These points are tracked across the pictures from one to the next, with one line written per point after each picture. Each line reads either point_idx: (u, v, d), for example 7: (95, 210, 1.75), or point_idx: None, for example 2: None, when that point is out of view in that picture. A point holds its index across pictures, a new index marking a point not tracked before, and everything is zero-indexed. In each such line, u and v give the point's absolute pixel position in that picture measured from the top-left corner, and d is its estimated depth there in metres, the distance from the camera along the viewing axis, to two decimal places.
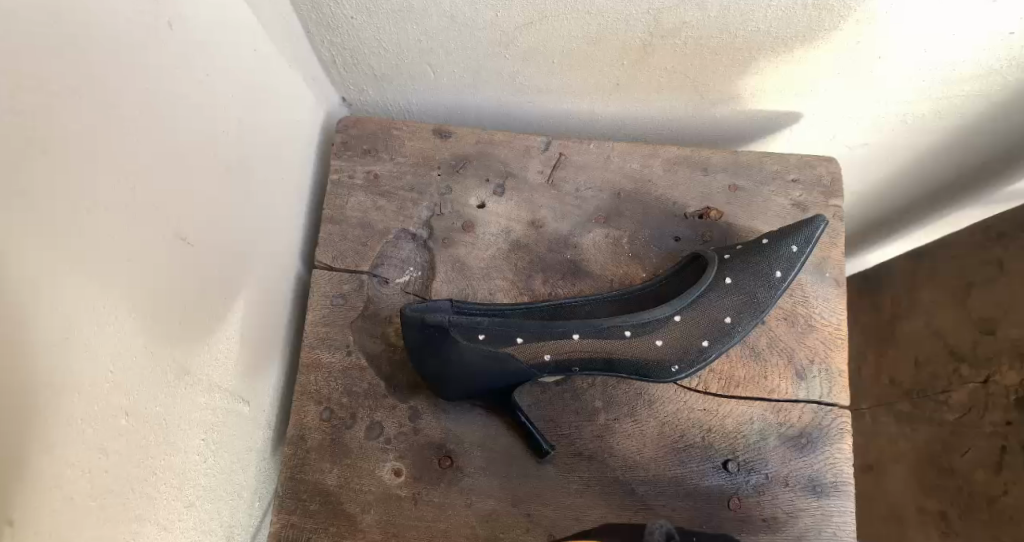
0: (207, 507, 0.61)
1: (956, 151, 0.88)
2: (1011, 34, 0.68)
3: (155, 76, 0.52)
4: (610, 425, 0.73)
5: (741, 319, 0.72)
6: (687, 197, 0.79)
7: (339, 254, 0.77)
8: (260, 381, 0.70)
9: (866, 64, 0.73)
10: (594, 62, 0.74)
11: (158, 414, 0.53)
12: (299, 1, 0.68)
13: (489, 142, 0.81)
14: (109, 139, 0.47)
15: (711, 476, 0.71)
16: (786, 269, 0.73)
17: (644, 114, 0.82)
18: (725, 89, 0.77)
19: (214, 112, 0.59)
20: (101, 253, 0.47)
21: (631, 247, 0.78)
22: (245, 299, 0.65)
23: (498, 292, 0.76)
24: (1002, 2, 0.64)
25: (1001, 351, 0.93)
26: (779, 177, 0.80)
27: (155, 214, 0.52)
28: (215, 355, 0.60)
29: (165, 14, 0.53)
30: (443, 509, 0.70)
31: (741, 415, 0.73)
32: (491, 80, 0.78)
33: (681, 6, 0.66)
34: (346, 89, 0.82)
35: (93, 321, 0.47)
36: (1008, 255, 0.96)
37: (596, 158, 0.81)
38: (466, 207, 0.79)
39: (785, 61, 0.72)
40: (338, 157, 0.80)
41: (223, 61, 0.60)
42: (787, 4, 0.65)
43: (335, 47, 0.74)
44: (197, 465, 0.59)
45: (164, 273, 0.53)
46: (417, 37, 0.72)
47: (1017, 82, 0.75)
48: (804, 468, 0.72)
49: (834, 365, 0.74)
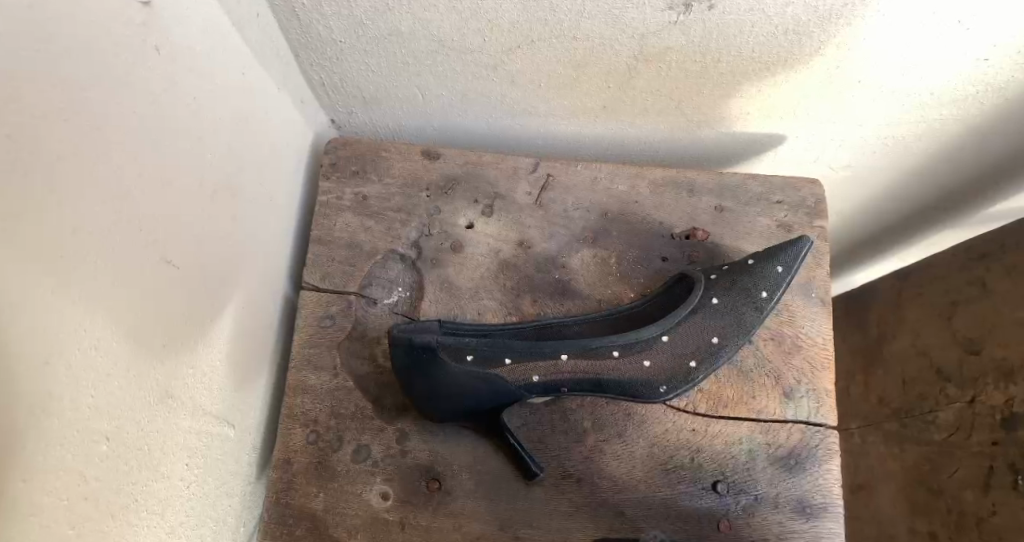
0: (191, 533, 0.60)
1: (936, 175, 0.90)
2: (985, 60, 0.70)
3: (144, 100, 0.52)
4: (599, 445, 0.72)
5: (729, 341, 0.73)
6: (674, 218, 0.80)
7: (328, 275, 0.77)
8: (247, 405, 0.69)
9: (848, 89, 0.74)
10: (581, 85, 0.75)
11: (140, 438, 0.52)
12: (288, 25, 0.69)
13: (478, 163, 0.81)
14: (96, 157, 0.47)
15: (701, 498, 0.71)
16: (772, 288, 0.74)
17: (631, 136, 0.83)
18: (712, 112, 0.78)
19: (203, 134, 0.59)
20: (88, 275, 0.47)
21: (619, 267, 0.78)
22: (233, 319, 0.65)
23: (487, 312, 0.76)
24: (977, 30, 0.66)
25: (985, 371, 0.95)
26: (765, 198, 0.81)
27: (139, 237, 0.51)
28: (200, 376, 0.60)
29: (153, 37, 0.53)
30: (431, 533, 0.70)
31: (730, 435, 0.73)
32: (479, 102, 0.79)
33: (666, 32, 0.67)
34: (335, 111, 0.82)
35: (78, 338, 0.46)
36: (990, 275, 0.98)
37: (583, 179, 0.81)
38: (454, 227, 0.79)
39: (767, 86, 0.74)
40: (327, 178, 0.80)
41: (215, 84, 0.61)
42: (769, 29, 0.67)
43: (325, 71, 0.75)
44: (180, 490, 0.58)
45: (152, 295, 0.53)
46: (405, 61, 0.73)
47: (994, 107, 0.77)
48: (794, 489, 0.72)
49: (821, 385, 0.74)
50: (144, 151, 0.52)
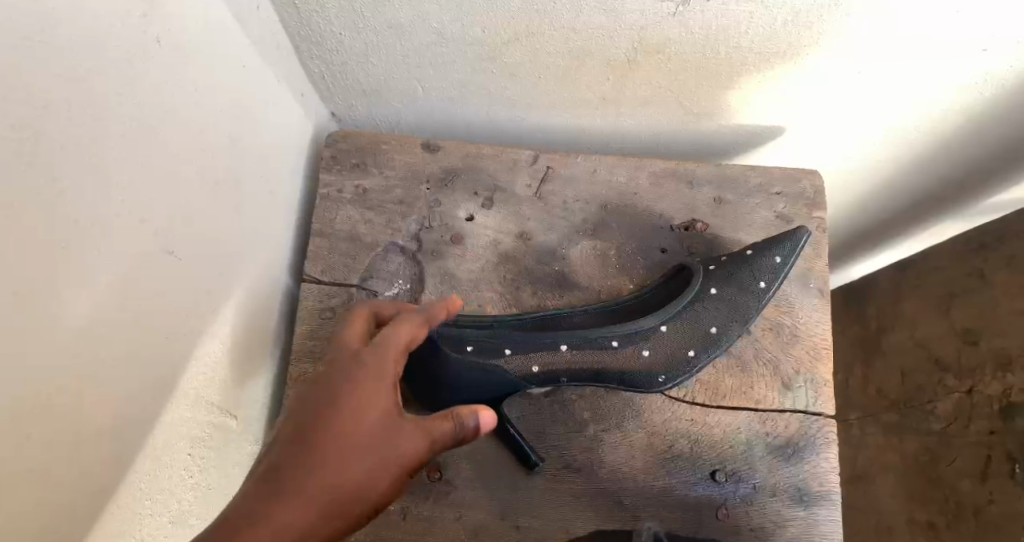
0: (194, 522, 0.61)
1: (934, 166, 0.90)
2: (984, 50, 0.70)
3: (146, 91, 0.52)
4: (599, 436, 0.73)
5: (727, 331, 0.73)
6: (673, 210, 0.80)
7: (328, 267, 0.78)
8: (247, 396, 0.69)
9: (847, 79, 0.74)
10: (581, 77, 0.76)
11: (144, 426, 0.53)
12: (288, 17, 0.69)
13: (477, 155, 0.82)
14: (98, 148, 0.47)
15: (700, 487, 0.72)
16: (770, 279, 0.74)
17: (630, 128, 0.84)
18: (711, 104, 0.78)
19: (203, 126, 0.59)
20: (92, 267, 0.47)
21: (618, 259, 0.79)
22: (235, 310, 0.66)
23: (486, 304, 0.77)
24: (976, 21, 0.66)
25: (983, 363, 0.96)
26: (764, 190, 0.81)
27: (142, 228, 0.52)
28: (204, 368, 0.60)
29: (154, 29, 0.53)
30: (432, 523, 0.70)
31: (729, 424, 0.73)
32: (479, 94, 0.79)
33: (665, 25, 0.68)
34: (335, 104, 0.82)
35: (80, 329, 0.47)
36: (988, 265, 0.98)
37: (583, 171, 0.82)
38: (454, 220, 0.80)
39: (766, 77, 0.74)
40: (327, 171, 0.80)
41: (215, 76, 0.61)
42: (768, 21, 0.67)
43: (325, 64, 0.75)
44: (183, 480, 0.59)
45: (155, 286, 0.54)
46: (404, 52, 0.73)
47: (993, 98, 0.77)
48: (792, 477, 0.72)
49: (819, 374, 0.75)
50: (144, 145, 0.52)
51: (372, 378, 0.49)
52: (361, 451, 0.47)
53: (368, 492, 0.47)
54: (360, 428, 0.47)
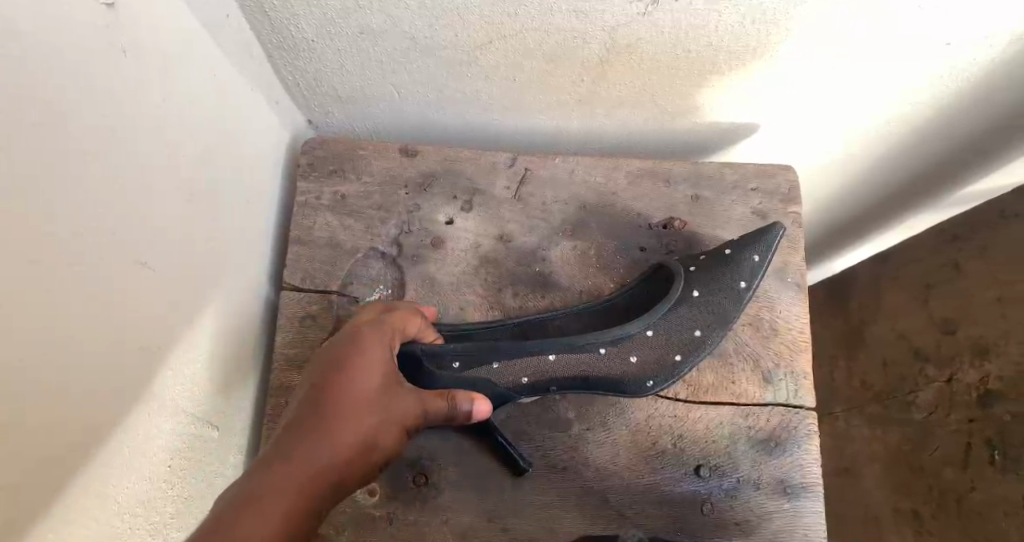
0: (174, 535, 0.60)
1: (906, 159, 0.91)
2: (949, 44, 0.71)
3: (115, 102, 0.52)
4: (583, 434, 0.73)
5: (711, 333, 0.74)
6: (651, 208, 0.81)
7: (308, 275, 0.77)
8: (229, 404, 0.69)
9: (817, 76, 0.75)
10: (555, 79, 0.76)
11: (120, 440, 0.53)
12: (259, 25, 0.68)
13: (455, 159, 0.82)
14: (65, 160, 0.47)
15: (685, 482, 0.72)
16: (750, 278, 0.75)
17: (607, 129, 0.84)
18: (684, 103, 0.79)
19: (175, 136, 0.59)
20: (62, 280, 0.47)
21: (598, 259, 0.79)
22: (214, 320, 0.65)
23: (468, 307, 0.77)
24: (941, 15, 0.67)
25: (961, 351, 0.96)
26: (740, 186, 0.82)
27: (114, 241, 0.51)
28: (182, 379, 0.60)
29: (120, 40, 0.52)
30: (419, 527, 0.70)
31: (712, 419, 0.74)
32: (455, 98, 0.79)
33: (635, 25, 0.68)
34: (310, 111, 0.82)
35: (50, 343, 0.46)
36: (962, 256, 0.99)
37: (561, 171, 0.82)
38: (433, 224, 0.80)
39: (738, 74, 0.75)
40: (304, 179, 0.80)
41: (186, 85, 0.61)
42: (736, 19, 0.67)
43: (298, 71, 0.75)
44: (162, 493, 0.58)
45: (128, 298, 0.53)
46: (378, 58, 0.73)
47: (960, 91, 0.78)
48: (776, 470, 0.73)
49: (799, 367, 0.76)
50: (114, 156, 0.52)
51: (371, 350, 0.61)
52: (366, 410, 0.58)
53: (381, 442, 0.59)
54: (364, 392, 0.59)
